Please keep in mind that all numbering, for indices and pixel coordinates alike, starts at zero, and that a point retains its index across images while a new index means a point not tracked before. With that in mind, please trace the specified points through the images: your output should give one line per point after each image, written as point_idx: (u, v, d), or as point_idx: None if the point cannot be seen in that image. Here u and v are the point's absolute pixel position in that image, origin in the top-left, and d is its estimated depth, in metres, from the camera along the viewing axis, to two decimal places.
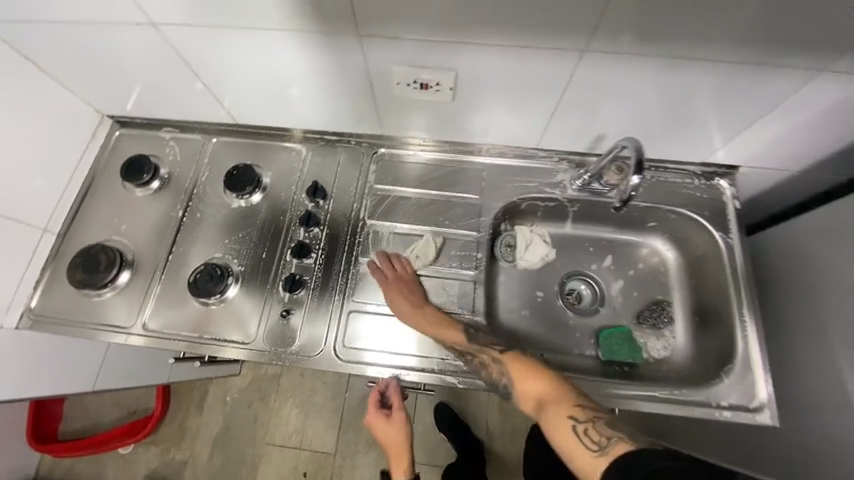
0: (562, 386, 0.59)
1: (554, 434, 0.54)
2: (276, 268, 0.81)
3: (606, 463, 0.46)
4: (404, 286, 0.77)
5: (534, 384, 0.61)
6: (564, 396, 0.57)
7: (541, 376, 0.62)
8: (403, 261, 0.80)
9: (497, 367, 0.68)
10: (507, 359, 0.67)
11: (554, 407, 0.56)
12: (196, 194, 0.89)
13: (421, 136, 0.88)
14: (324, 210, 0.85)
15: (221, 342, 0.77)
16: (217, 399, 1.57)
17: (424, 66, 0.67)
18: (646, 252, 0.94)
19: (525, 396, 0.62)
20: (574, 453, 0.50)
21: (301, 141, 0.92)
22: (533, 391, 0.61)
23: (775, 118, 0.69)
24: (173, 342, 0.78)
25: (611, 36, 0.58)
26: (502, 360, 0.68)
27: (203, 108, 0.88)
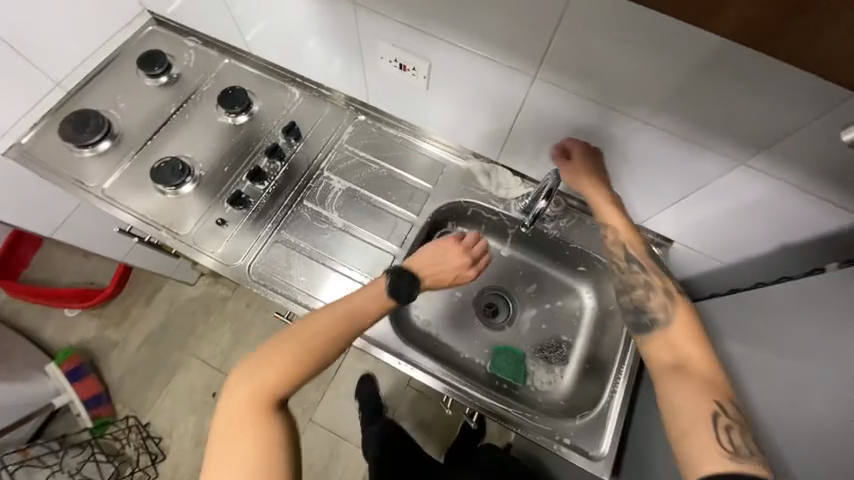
0: (716, 380, 0.56)
1: (667, 400, 0.56)
2: (231, 183, 0.90)
3: (733, 467, 0.48)
4: (583, 165, 0.75)
5: (684, 348, 0.60)
6: (719, 387, 0.56)
7: (701, 350, 0.59)
8: (585, 143, 0.75)
9: (664, 302, 0.65)
10: (676, 304, 0.65)
11: (686, 387, 0.56)
12: (192, 99, 0.99)
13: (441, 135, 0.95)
14: (292, 149, 0.93)
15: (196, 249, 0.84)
16: (165, 299, 1.68)
17: (405, 49, 0.75)
18: (569, 293, 0.98)
19: (666, 354, 0.61)
20: (691, 432, 0.53)
21: (297, 86, 1.00)
22: (682, 357, 0.59)
23: (701, 201, 0.73)
24: (148, 228, 0.86)
25: (556, 73, 0.65)
26: (669, 302, 0.65)
27: (226, 30, 0.98)
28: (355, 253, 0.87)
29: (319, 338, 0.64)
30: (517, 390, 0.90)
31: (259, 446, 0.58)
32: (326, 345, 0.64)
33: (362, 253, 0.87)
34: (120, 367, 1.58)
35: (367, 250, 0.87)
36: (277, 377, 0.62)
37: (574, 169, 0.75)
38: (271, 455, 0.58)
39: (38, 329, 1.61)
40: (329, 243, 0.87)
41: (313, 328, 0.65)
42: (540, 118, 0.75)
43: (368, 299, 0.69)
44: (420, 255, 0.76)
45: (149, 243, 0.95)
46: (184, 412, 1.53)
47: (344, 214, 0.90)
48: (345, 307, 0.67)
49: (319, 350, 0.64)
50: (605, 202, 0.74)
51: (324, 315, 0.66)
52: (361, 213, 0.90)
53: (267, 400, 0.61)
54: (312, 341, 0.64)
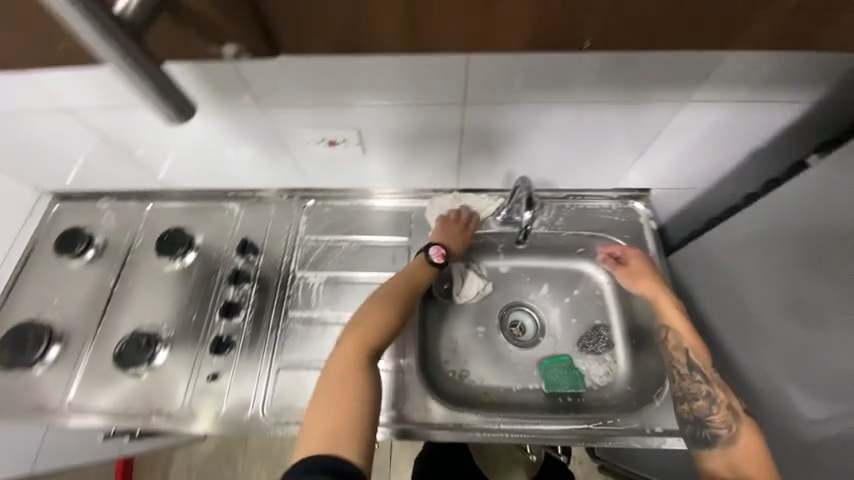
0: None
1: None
2: (206, 328, 0.81)
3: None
4: (646, 266, 0.82)
5: (746, 466, 0.61)
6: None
7: (761, 474, 0.60)
8: (639, 252, 0.84)
9: (726, 418, 0.66)
10: (743, 430, 0.64)
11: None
12: (129, 260, 0.90)
13: (386, 186, 0.91)
14: (254, 265, 0.86)
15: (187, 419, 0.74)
16: (182, 468, 1.50)
17: (327, 127, 0.73)
18: (581, 278, 0.95)
19: (725, 470, 0.62)
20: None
21: (232, 200, 0.95)
22: (740, 470, 0.61)
23: (662, 145, 0.74)
24: (130, 421, 0.75)
25: (485, 92, 0.65)
26: (735, 422, 0.65)
27: (137, 177, 0.91)
28: None
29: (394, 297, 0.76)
30: (581, 398, 0.86)
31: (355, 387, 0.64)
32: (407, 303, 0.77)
33: None
34: None
35: None
36: (362, 335, 0.70)
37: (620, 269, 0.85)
38: (365, 387, 0.64)
39: None
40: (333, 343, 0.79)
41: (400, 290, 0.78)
42: (484, 134, 0.75)
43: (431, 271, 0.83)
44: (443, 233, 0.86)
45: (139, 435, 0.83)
46: None
47: (335, 305, 0.83)
48: (401, 277, 0.79)
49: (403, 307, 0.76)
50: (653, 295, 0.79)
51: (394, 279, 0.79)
52: (351, 297, 0.84)
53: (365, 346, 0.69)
54: (387, 299, 0.75)
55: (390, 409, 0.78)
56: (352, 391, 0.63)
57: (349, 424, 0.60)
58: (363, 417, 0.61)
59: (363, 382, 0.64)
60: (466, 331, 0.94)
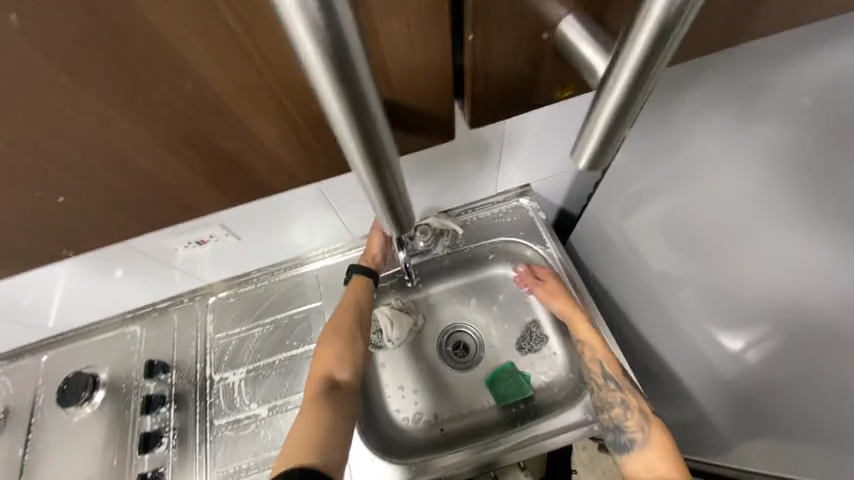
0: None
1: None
2: (130, 468, 0.76)
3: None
4: (558, 289, 0.84)
5: (657, 461, 0.67)
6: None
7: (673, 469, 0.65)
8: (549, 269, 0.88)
9: (640, 422, 0.70)
10: (655, 429, 0.69)
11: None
12: (34, 422, 0.83)
13: (315, 248, 0.91)
14: (167, 384, 0.82)
15: None
16: None
17: (188, 231, 0.72)
18: (501, 281, 0.96)
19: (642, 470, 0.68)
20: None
21: (132, 321, 0.90)
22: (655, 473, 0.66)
23: (513, 148, 0.78)
24: None
25: None
26: (648, 427, 0.69)
27: (20, 332, 0.85)
28: None
29: (341, 323, 0.80)
30: (531, 401, 0.87)
31: (313, 415, 0.70)
32: (352, 323, 0.81)
33: None
34: None
35: None
36: (323, 364, 0.77)
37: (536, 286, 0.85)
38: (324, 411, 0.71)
39: None
40: (269, 438, 0.76)
41: (340, 316, 0.81)
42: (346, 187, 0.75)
43: (354, 297, 0.83)
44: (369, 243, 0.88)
45: None
46: None
47: (262, 396, 0.80)
48: (342, 308, 0.82)
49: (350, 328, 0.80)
50: (566, 306, 0.82)
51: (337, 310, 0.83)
52: (276, 382, 0.81)
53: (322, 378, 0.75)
54: (336, 330, 0.79)
55: None
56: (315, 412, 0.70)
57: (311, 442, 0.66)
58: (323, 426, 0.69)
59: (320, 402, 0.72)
60: (411, 370, 0.92)
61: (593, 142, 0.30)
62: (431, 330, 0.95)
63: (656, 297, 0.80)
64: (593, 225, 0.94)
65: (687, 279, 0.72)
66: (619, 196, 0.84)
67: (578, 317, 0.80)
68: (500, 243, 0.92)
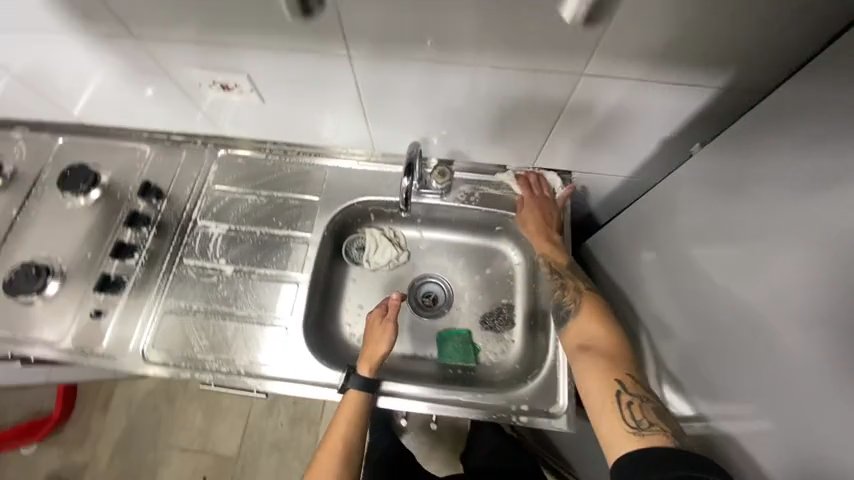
0: (614, 355, 0.66)
1: (573, 361, 0.70)
2: (98, 266, 0.81)
3: (637, 445, 0.56)
4: (542, 202, 0.84)
5: (585, 324, 0.71)
6: (619, 365, 0.65)
7: (599, 325, 0.70)
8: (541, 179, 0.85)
9: (574, 297, 0.74)
10: (585, 295, 0.74)
11: (591, 359, 0.67)
12: (34, 192, 0.88)
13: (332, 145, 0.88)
14: (156, 209, 0.85)
15: (68, 348, 0.76)
16: (123, 401, 1.57)
17: (216, 69, 0.68)
18: (496, 256, 0.94)
19: (576, 338, 0.71)
20: (593, 393, 0.64)
21: (145, 141, 0.91)
22: (585, 336, 0.70)
23: (569, 125, 0.71)
24: (16, 346, 0.77)
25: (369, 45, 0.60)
26: (580, 298, 0.74)
27: (43, 108, 0.88)
28: (272, 301, 0.80)
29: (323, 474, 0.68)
30: (470, 371, 0.87)
31: None
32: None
33: (277, 299, 0.80)
34: None
35: (282, 296, 0.81)
36: None
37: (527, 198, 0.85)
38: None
39: None
40: (225, 294, 0.80)
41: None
42: (382, 93, 0.70)
43: (341, 430, 0.70)
44: (372, 329, 0.76)
45: (33, 362, 0.85)
46: None
47: (234, 257, 0.82)
48: (326, 453, 0.69)
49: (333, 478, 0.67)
50: (535, 215, 0.83)
51: (367, 343, 0.76)
52: (250, 251, 0.83)
53: None
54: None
55: (263, 363, 0.76)
56: None
57: None
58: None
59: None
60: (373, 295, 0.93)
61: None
62: (409, 270, 0.95)
63: (636, 332, 0.77)
64: (608, 243, 0.89)
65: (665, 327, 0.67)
66: (639, 222, 0.77)
67: (550, 222, 0.82)
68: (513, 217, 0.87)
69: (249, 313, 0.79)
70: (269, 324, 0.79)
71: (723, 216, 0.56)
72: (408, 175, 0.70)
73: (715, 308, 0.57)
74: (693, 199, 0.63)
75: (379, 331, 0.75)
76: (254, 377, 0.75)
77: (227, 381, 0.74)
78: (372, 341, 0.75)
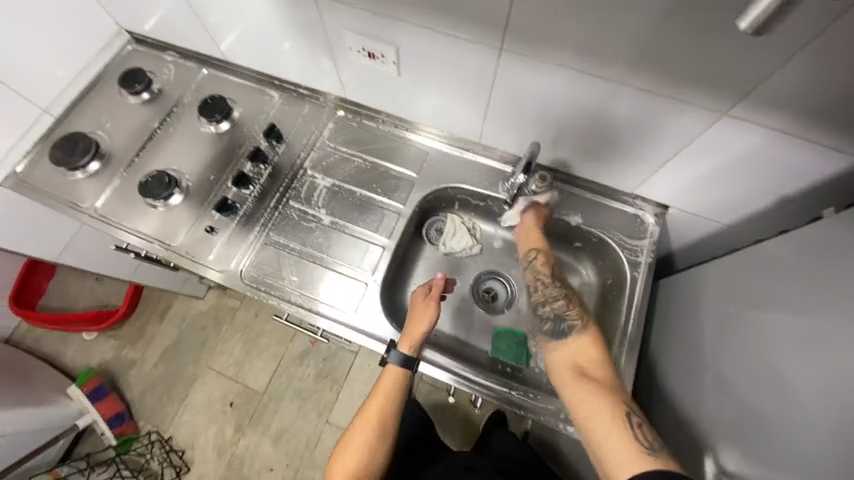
0: (612, 382, 0.67)
1: (569, 387, 0.68)
2: (217, 190, 0.91)
3: (648, 463, 0.56)
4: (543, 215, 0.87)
5: (583, 350, 0.72)
6: (616, 388, 0.66)
7: (593, 352, 0.71)
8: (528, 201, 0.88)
9: (578, 314, 0.76)
10: (584, 320, 0.75)
11: (593, 386, 0.67)
12: (174, 112, 0.99)
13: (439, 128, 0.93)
14: (274, 151, 0.93)
15: (179, 252, 0.86)
16: (176, 315, 1.72)
17: (371, 37, 0.74)
18: (567, 270, 0.96)
19: (573, 363, 0.71)
20: (599, 418, 0.63)
21: (275, 88, 1.01)
22: (584, 363, 0.70)
23: (687, 160, 0.72)
24: (138, 241, 0.88)
25: (521, 42, 0.64)
26: (585, 320, 0.75)
27: (200, 40, 0.98)
28: (357, 258, 0.87)
29: (374, 412, 0.74)
30: (519, 372, 0.89)
31: None
32: (388, 419, 0.74)
33: (362, 257, 0.87)
34: (137, 385, 1.63)
35: (367, 255, 0.87)
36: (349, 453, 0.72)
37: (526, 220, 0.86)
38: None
39: (58, 355, 1.66)
40: (318, 241, 0.87)
41: (371, 416, 0.74)
42: (513, 91, 0.74)
43: (392, 378, 0.76)
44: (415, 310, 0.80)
45: (143, 257, 0.96)
46: (204, 424, 1.57)
47: (332, 210, 0.90)
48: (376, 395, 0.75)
49: (385, 417, 0.74)
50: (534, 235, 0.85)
51: (408, 322, 0.80)
52: (347, 208, 0.90)
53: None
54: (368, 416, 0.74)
55: (340, 311, 0.83)
56: None
57: None
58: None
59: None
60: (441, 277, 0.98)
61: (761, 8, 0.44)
62: (479, 263, 0.98)
63: (697, 379, 0.77)
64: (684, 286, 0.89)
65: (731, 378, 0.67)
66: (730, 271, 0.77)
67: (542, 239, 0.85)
68: (598, 237, 0.88)
69: (335, 263, 0.86)
70: (351, 278, 0.85)
71: (831, 282, 0.56)
72: (524, 171, 0.74)
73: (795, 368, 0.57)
74: (803, 260, 0.62)
75: (422, 311, 0.80)
76: (330, 321, 0.82)
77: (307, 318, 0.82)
78: (415, 322, 0.78)
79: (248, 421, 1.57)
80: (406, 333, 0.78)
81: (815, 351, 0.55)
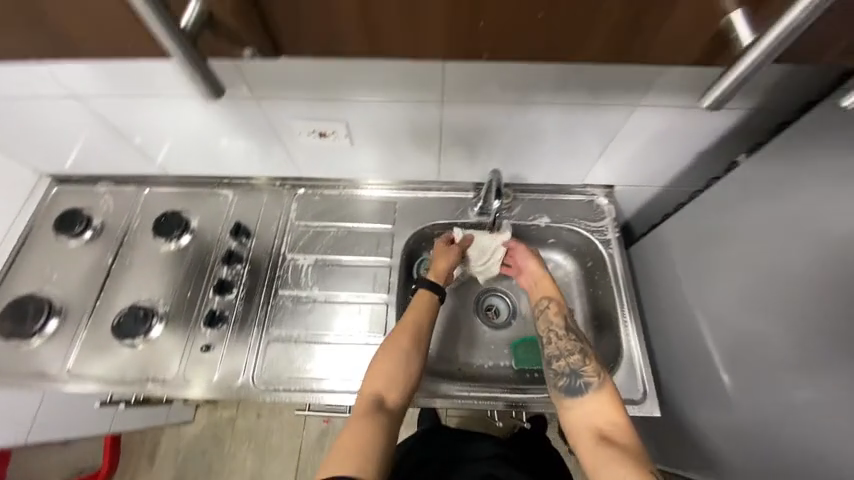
0: (639, 445, 0.68)
1: (594, 457, 0.69)
2: (200, 305, 0.87)
3: None
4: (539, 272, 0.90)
5: (611, 412, 0.73)
6: (639, 452, 0.67)
7: (617, 413, 0.73)
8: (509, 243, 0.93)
9: (596, 368, 0.77)
10: (603, 377, 0.77)
11: (622, 449, 0.67)
12: (126, 241, 0.94)
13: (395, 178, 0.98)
14: (246, 248, 0.92)
15: (178, 383, 0.81)
16: (169, 449, 1.54)
17: (320, 120, 0.79)
18: (552, 266, 1.04)
19: (595, 425, 0.73)
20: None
21: (227, 187, 1.00)
22: (610, 424, 0.72)
23: (618, 146, 0.84)
24: (127, 387, 0.80)
25: (458, 91, 0.72)
26: (602, 376, 0.76)
27: (135, 163, 0.95)
28: (364, 323, 0.87)
29: (399, 342, 0.77)
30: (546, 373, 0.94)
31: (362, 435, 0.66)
32: (409, 347, 0.77)
33: (368, 320, 0.87)
34: None
35: (373, 316, 0.88)
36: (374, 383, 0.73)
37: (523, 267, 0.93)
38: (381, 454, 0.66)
39: None
40: (321, 320, 0.87)
41: (396, 346, 0.76)
42: (460, 131, 0.82)
43: (418, 315, 0.81)
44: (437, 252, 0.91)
45: (134, 402, 0.88)
46: None
47: (324, 285, 0.90)
48: (400, 331, 0.78)
49: (409, 345, 0.77)
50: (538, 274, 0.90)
51: (433, 261, 0.90)
52: (338, 278, 0.91)
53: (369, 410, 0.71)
54: (393, 348, 0.76)
55: None
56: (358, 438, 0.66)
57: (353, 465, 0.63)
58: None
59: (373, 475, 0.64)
60: (444, 311, 1.00)
61: (723, 89, 0.48)
62: (473, 287, 1.03)
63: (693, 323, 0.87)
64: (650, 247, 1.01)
65: (722, 311, 0.77)
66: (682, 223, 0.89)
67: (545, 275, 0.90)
68: (568, 229, 0.97)
69: (344, 335, 0.86)
70: (365, 344, 0.85)
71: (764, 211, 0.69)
72: (497, 196, 0.85)
73: (767, 284, 0.68)
74: (735, 200, 0.75)
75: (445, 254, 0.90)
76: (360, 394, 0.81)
77: (335, 400, 0.80)
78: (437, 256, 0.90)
79: None
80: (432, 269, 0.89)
81: (775, 267, 0.66)
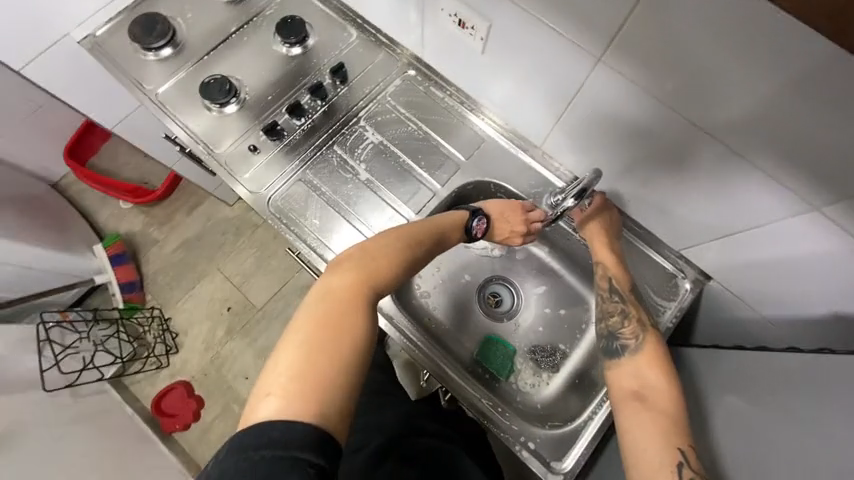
0: (675, 417, 0.61)
1: (620, 410, 0.63)
2: (270, 112, 0.91)
3: None
4: (610, 225, 0.80)
5: (650, 375, 0.66)
6: (676, 427, 0.60)
7: (660, 379, 0.65)
8: (597, 198, 0.80)
9: (637, 332, 0.71)
10: (648, 337, 0.71)
11: (655, 415, 0.60)
12: (253, 21, 0.98)
13: (499, 116, 0.88)
14: (336, 91, 0.92)
15: (219, 160, 0.88)
16: (204, 213, 1.80)
17: (468, 5, 0.70)
18: (580, 304, 0.92)
19: (629, 382, 0.67)
20: (656, 457, 0.57)
21: (355, 26, 0.97)
22: (646, 384, 0.65)
23: (752, 240, 0.66)
24: (187, 138, 0.90)
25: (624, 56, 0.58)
26: (642, 337, 0.71)
27: None
28: (382, 223, 0.86)
29: (417, 239, 0.72)
30: (496, 382, 0.89)
31: (352, 318, 0.60)
32: (421, 248, 0.72)
33: (387, 223, 0.86)
34: (154, 263, 1.75)
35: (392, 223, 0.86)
36: (378, 271, 0.66)
37: (594, 223, 0.79)
38: (362, 322, 0.60)
39: (94, 213, 1.79)
40: (349, 193, 0.87)
41: (403, 236, 0.71)
42: (594, 109, 0.69)
43: (441, 222, 0.76)
44: (492, 208, 0.82)
45: (188, 154, 1.00)
46: (200, 317, 1.69)
47: (373, 167, 0.89)
48: (420, 232, 0.73)
49: (419, 247, 0.72)
50: (602, 240, 0.78)
51: (496, 221, 0.81)
52: (387, 171, 0.89)
53: (367, 287, 0.64)
54: (409, 236, 0.72)
55: None
56: (354, 318, 0.60)
57: (334, 364, 0.55)
58: (345, 386, 0.55)
59: (366, 330, 0.60)
60: (454, 266, 0.96)
61: None
62: (493, 266, 0.96)
63: None
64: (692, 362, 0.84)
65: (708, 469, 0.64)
66: (747, 364, 0.72)
67: (613, 239, 0.79)
68: None
69: (358, 219, 0.86)
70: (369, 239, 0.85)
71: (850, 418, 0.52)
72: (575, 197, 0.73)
73: None
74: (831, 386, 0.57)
75: (499, 211, 0.82)
76: None
77: (318, 264, 0.83)
78: (498, 218, 0.81)
79: (238, 330, 1.67)
80: (493, 235, 0.82)
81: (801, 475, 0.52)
